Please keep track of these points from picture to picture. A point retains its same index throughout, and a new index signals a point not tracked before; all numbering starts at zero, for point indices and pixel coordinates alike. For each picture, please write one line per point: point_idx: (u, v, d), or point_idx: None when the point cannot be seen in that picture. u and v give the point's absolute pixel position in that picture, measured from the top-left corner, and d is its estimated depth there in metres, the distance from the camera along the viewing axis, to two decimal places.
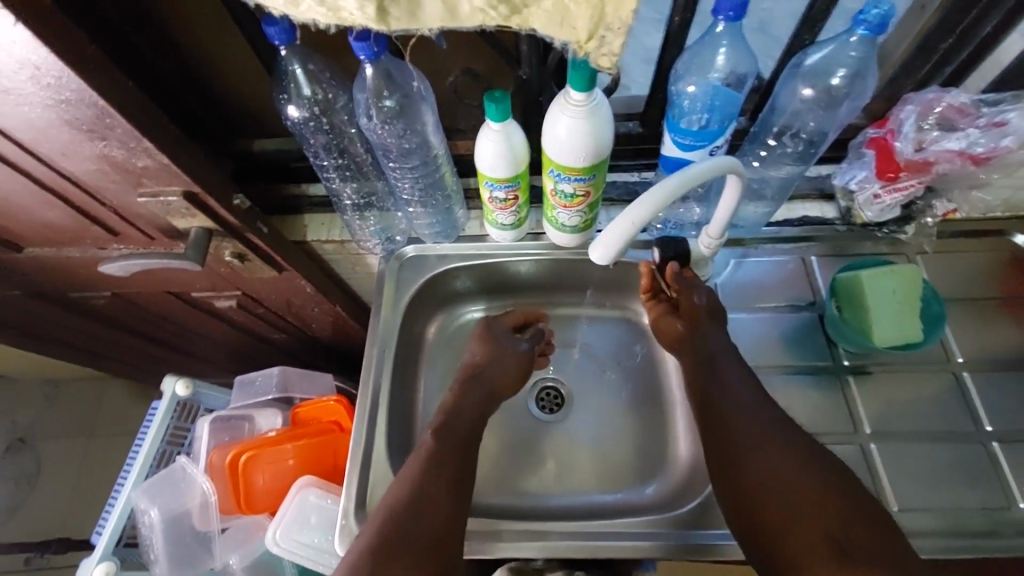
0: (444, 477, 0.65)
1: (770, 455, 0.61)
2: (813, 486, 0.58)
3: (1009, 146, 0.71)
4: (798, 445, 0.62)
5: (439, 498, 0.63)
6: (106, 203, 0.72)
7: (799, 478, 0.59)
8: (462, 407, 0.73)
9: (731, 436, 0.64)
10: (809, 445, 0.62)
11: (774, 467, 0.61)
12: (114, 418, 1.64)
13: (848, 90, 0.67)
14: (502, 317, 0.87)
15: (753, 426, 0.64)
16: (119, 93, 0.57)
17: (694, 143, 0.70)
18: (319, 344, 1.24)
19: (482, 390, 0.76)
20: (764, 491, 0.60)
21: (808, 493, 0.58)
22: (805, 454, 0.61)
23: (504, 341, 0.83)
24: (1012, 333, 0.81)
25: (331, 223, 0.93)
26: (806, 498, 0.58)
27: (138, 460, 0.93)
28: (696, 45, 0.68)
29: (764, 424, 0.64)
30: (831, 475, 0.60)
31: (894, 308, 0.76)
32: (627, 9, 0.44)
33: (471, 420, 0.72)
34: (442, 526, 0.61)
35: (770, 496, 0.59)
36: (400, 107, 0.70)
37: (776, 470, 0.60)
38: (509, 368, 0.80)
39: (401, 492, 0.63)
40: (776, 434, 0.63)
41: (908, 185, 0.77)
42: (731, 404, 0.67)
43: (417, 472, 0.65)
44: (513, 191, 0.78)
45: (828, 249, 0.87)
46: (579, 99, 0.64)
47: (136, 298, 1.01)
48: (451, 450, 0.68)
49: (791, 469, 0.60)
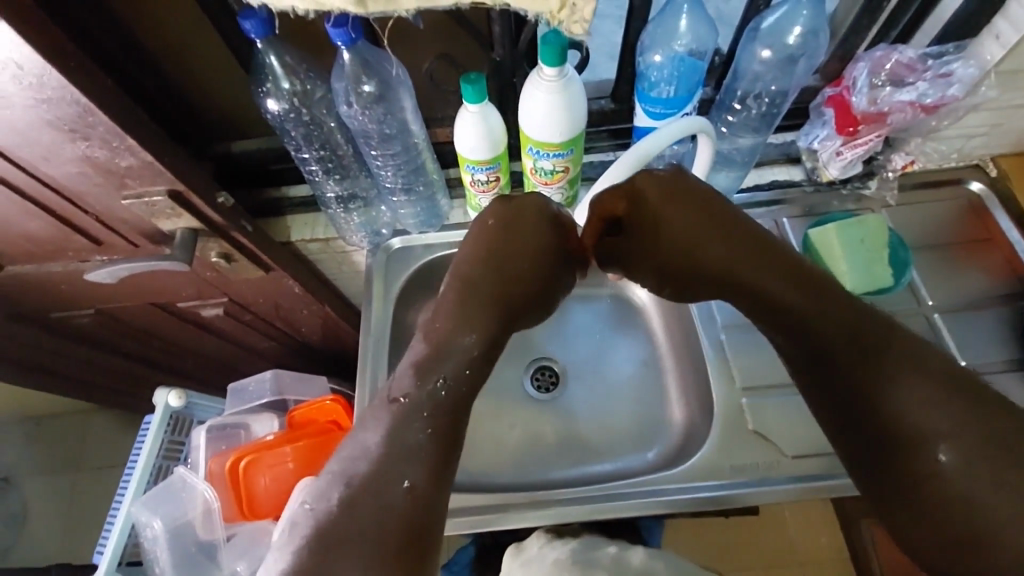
0: (416, 449, 0.60)
1: (886, 372, 0.62)
2: (928, 393, 0.60)
3: (956, 94, 0.76)
4: (895, 351, 0.63)
5: (411, 470, 0.58)
6: (88, 210, 0.72)
7: (912, 389, 0.61)
8: (455, 346, 0.69)
9: (819, 357, 0.67)
10: (891, 354, 0.63)
11: (897, 385, 0.62)
12: (100, 449, 1.58)
13: (802, 49, 0.73)
14: (514, 208, 0.76)
15: (849, 345, 0.65)
16: (102, 91, 0.58)
17: (666, 111, 0.75)
18: (310, 349, 1.24)
19: (479, 313, 0.72)
20: (893, 413, 0.61)
21: (842, 433, 0.65)
22: (900, 364, 0.62)
23: (513, 238, 0.75)
24: (974, 273, 0.86)
25: (314, 222, 0.93)
26: (920, 406, 0.60)
27: (137, 472, 0.91)
28: (661, 15, 0.72)
29: (840, 347, 0.65)
30: (938, 383, 0.61)
31: (866, 254, 0.81)
32: None
33: (457, 368, 0.68)
34: (409, 505, 0.56)
35: (894, 417, 0.61)
36: (379, 92, 0.72)
37: (901, 387, 0.61)
38: (495, 282, 0.74)
39: (360, 466, 0.58)
40: (865, 353, 0.64)
41: (868, 140, 0.82)
42: (816, 323, 0.67)
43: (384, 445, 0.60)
44: (494, 172, 0.79)
45: (800, 210, 0.91)
46: (551, 74, 0.66)
47: (120, 313, 0.99)
48: (424, 415, 0.63)
49: (826, 412, 0.67)
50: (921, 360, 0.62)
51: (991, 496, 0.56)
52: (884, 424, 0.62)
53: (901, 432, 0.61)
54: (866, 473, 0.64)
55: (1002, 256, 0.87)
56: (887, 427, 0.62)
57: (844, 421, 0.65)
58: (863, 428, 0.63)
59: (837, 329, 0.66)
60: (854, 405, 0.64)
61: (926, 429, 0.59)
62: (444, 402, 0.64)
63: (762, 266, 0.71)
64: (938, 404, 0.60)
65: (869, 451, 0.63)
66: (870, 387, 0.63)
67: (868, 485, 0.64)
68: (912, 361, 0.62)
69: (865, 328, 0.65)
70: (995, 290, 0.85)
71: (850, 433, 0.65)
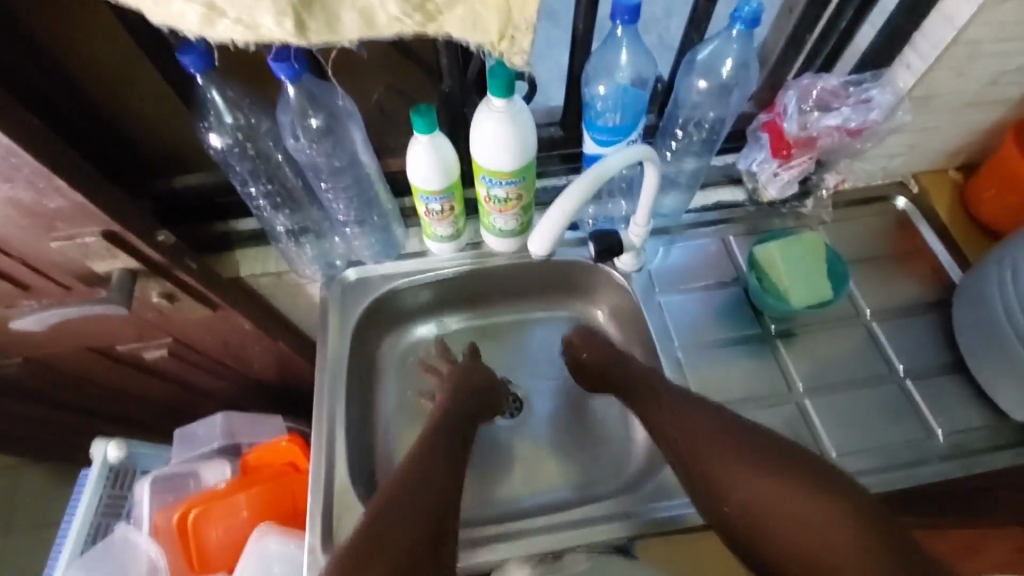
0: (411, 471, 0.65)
1: (750, 465, 0.63)
2: (809, 502, 0.59)
3: (876, 118, 0.81)
4: (766, 454, 0.64)
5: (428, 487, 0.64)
6: (14, 253, 0.69)
7: (786, 493, 0.60)
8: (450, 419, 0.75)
9: (732, 436, 0.66)
10: (764, 446, 0.65)
11: (742, 472, 0.63)
12: (33, 508, 1.45)
13: (735, 80, 0.77)
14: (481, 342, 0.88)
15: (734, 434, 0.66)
16: (27, 132, 0.57)
17: (613, 138, 0.77)
18: (265, 391, 1.17)
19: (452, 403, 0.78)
20: (757, 486, 0.62)
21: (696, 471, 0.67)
22: (765, 467, 0.63)
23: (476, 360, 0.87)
24: (907, 283, 0.91)
25: (265, 256, 0.90)
26: (792, 499, 0.60)
27: (73, 529, 0.87)
28: (603, 50, 0.74)
29: (722, 438, 0.66)
30: (808, 481, 0.61)
31: (807, 274, 0.85)
32: (532, 6, 0.46)
33: (434, 436, 0.71)
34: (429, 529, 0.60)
35: (751, 494, 0.62)
36: (327, 127, 0.74)
37: (745, 476, 0.63)
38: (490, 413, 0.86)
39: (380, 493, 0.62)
40: (749, 434, 0.66)
41: (801, 161, 0.87)
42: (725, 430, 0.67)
43: (409, 463, 0.66)
44: (449, 202, 0.79)
45: (745, 228, 0.95)
46: (499, 105, 0.68)
47: (51, 360, 0.93)
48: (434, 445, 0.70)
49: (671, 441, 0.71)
50: (862, 504, 0.58)
51: (823, 542, 0.57)
52: (745, 440, 0.66)
53: (743, 457, 0.64)
54: (745, 513, 0.62)
55: (929, 266, 0.92)
56: (790, 461, 0.63)
57: (725, 443, 0.66)
58: (766, 452, 0.64)
59: (732, 426, 0.67)
60: (747, 496, 0.62)
61: (771, 508, 0.60)
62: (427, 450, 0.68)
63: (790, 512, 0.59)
64: (803, 501, 0.59)
65: (759, 463, 0.63)
66: (736, 456, 0.64)
67: (742, 527, 0.62)
68: (797, 468, 0.62)
69: (836, 520, 0.57)
70: (928, 297, 0.90)
71: (748, 465, 0.63)
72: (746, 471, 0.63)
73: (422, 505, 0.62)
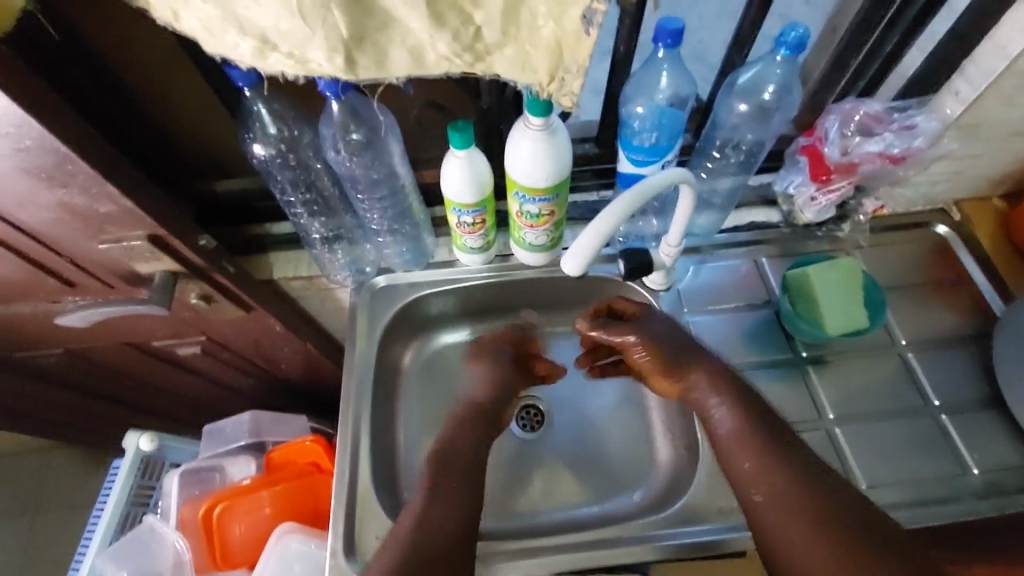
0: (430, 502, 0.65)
1: (780, 474, 0.62)
2: (836, 520, 0.58)
3: (920, 145, 0.80)
4: (801, 468, 0.62)
5: (450, 511, 0.64)
6: (63, 253, 0.72)
7: (814, 507, 0.59)
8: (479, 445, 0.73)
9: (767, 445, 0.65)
10: (799, 460, 0.63)
11: (771, 480, 0.62)
12: (65, 489, 1.50)
13: (778, 104, 0.77)
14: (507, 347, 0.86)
15: (769, 443, 0.65)
16: (83, 141, 0.59)
17: (648, 159, 0.76)
18: (290, 389, 1.19)
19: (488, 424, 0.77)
20: (783, 494, 0.60)
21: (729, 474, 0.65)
22: (796, 479, 0.61)
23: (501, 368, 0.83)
24: (946, 314, 0.89)
25: (298, 259, 0.92)
26: (818, 514, 0.58)
27: (104, 519, 0.89)
28: (643, 70, 0.74)
29: (758, 444, 0.65)
30: (837, 500, 0.59)
31: (841, 300, 0.84)
32: (585, 52, 0.46)
33: (463, 459, 0.71)
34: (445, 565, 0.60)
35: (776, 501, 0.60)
36: (367, 140, 0.75)
37: (774, 483, 0.61)
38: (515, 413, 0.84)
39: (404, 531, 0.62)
40: (784, 446, 0.65)
41: (840, 186, 0.85)
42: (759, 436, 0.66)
43: (429, 496, 0.66)
44: (480, 215, 0.80)
45: (777, 250, 0.94)
46: (538, 124, 0.67)
47: (90, 353, 0.96)
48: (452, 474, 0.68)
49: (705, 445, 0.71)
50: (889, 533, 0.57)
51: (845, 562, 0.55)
52: (781, 451, 0.64)
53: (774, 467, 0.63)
54: (769, 521, 0.60)
55: (968, 296, 0.90)
56: (823, 479, 0.61)
57: (760, 449, 0.64)
58: (801, 467, 0.62)
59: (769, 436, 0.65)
60: (773, 504, 0.60)
61: (794, 520, 0.59)
62: (449, 480, 0.67)
63: (815, 528, 0.57)
64: (824, 519, 0.58)
65: (791, 475, 0.62)
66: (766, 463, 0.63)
67: (764, 533, 0.60)
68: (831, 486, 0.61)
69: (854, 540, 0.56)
70: (965, 329, 0.88)
71: (780, 475, 0.62)
72: (776, 478, 0.62)
73: (437, 544, 0.61)
